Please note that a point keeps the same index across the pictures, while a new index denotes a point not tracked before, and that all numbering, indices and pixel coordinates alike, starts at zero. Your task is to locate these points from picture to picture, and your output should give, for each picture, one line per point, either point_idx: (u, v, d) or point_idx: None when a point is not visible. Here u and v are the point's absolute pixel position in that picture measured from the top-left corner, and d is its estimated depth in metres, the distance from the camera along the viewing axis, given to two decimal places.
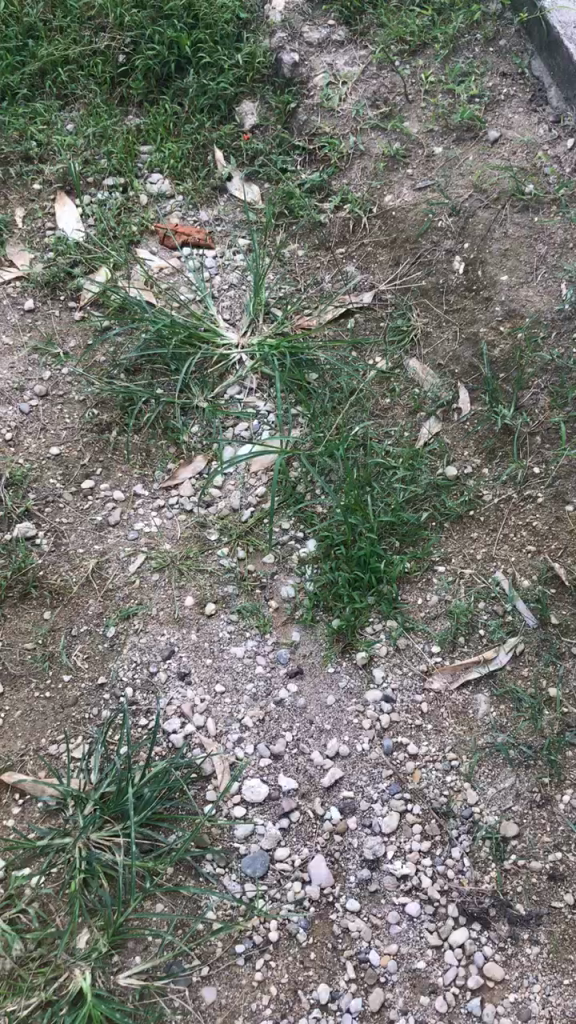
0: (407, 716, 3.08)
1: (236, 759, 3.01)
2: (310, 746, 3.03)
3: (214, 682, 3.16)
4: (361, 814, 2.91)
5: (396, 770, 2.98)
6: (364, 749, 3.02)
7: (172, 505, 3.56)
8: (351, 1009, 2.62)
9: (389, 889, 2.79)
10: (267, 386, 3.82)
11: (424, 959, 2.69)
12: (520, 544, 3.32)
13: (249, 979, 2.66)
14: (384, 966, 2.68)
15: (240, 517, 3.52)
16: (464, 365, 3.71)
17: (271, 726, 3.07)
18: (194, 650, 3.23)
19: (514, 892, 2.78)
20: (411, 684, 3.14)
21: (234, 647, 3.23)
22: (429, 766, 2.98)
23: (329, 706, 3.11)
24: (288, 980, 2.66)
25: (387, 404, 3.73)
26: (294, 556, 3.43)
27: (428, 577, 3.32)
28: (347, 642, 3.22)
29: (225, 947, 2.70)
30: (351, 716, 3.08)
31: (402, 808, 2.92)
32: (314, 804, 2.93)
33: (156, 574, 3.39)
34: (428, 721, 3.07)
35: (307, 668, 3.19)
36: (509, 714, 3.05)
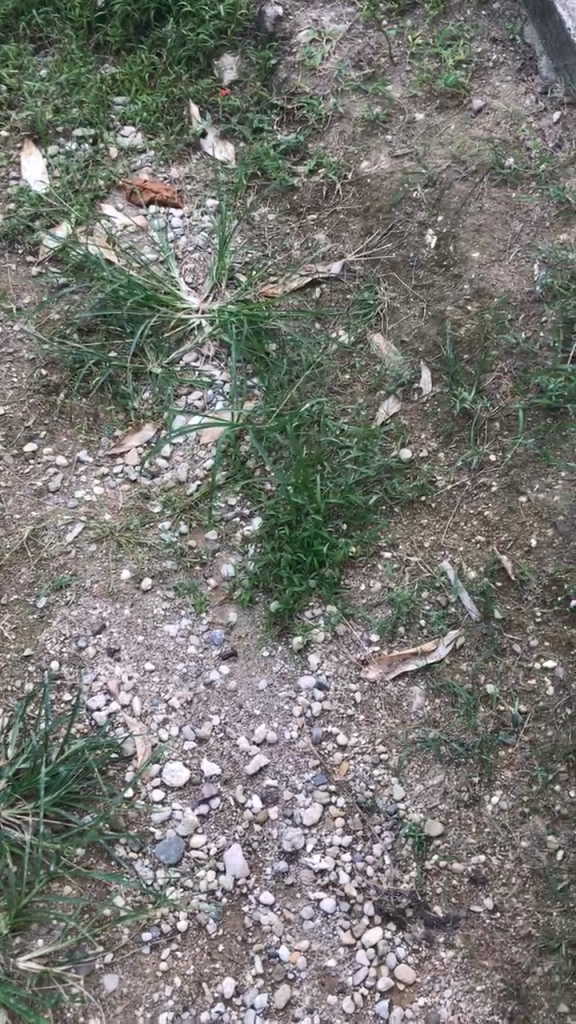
0: (340, 706, 2.98)
1: (159, 741, 2.92)
2: (237, 730, 2.94)
3: (144, 660, 3.07)
4: (283, 804, 2.83)
5: (323, 761, 2.90)
6: (292, 737, 2.93)
7: (116, 474, 3.44)
8: (255, 1003, 2.55)
9: (306, 882, 2.71)
10: (225, 355, 3.69)
11: (335, 957, 2.62)
12: (470, 533, 3.19)
13: (153, 967, 2.59)
14: (294, 963, 2.60)
15: (185, 490, 3.41)
16: (428, 343, 3.56)
17: (198, 709, 2.98)
18: (126, 626, 3.13)
19: (433, 893, 2.69)
20: (346, 672, 3.04)
21: (168, 625, 3.14)
22: (357, 759, 2.89)
23: (260, 690, 3.01)
24: (193, 970, 2.59)
25: (347, 379, 3.59)
26: (238, 533, 3.32)
27: (374, 562, 3.21)
28: (284, 627, 3.11)
29: (132, 934, 2.63)
30: (282, 703, 2.99)
31: (325, 800, 2.82)
32: (236, 792, 2.84)
33: (93, 545, 3.28)
34: (360, 711, 2.98)
35: (241, 651, 3.09)
36: (444, 709, 2.94)
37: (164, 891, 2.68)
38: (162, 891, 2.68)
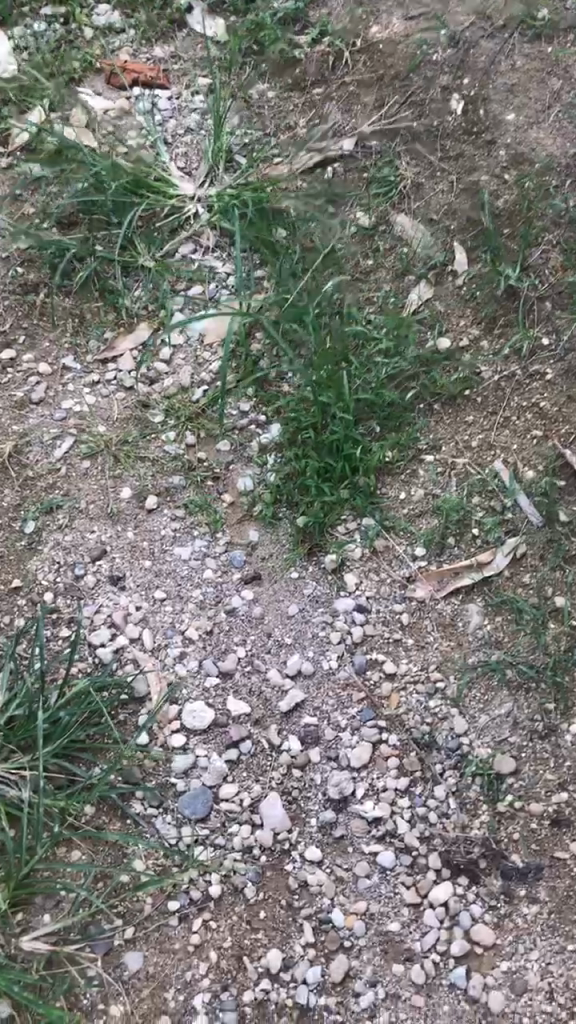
0: (384, 630, 2.56)
1: (175, 678, 2.49)
2: (267, 661, 2.52)
3: (153, 589, 2.63)
4: (326, 746, 2.41)
5: (369, 693, 2.47)
6: (332, 667, 2.51)
7: (109, 381, 2.98)
8: (306, 980, 2.14)
9: (358, 834, 2.29)
10: (227, 243, 3.23)
11: (398, 920, 2.20)
12: (524, 429, 2.75)
13: (183, 942, 2.18)
14: (351, 930, 2.19)
15: (190, 396, 2.94)
16: (461, 218, 3.10)
17: (219, 641, 2.55)
18: (130, 551, 2.69)
19: (509, 840, 2.27)
20: (389, 593, 2.62)
21: (179, 549, 2.70)
22: (408, 690, 2.47)
23: (291, 616, 2.59)
24: (230, 943, 2.18)
25: (369, 264, 3.12)
26: (254, 442, 2.86)
27: (413, 470, 2.76)
28: (313, 547, 2.68)
29: (156, 904, 2.21)
30: (316, 629, 2.57)
31: (375, 740, 2.41)
32: (269, 733, 2.41)
33: (87, 462, 2.83)
34: (409, 634, 2.56)
35: (265, 573, 2.66)
36: (507, 628, 2.52)
37: (191, 853, 2.26)
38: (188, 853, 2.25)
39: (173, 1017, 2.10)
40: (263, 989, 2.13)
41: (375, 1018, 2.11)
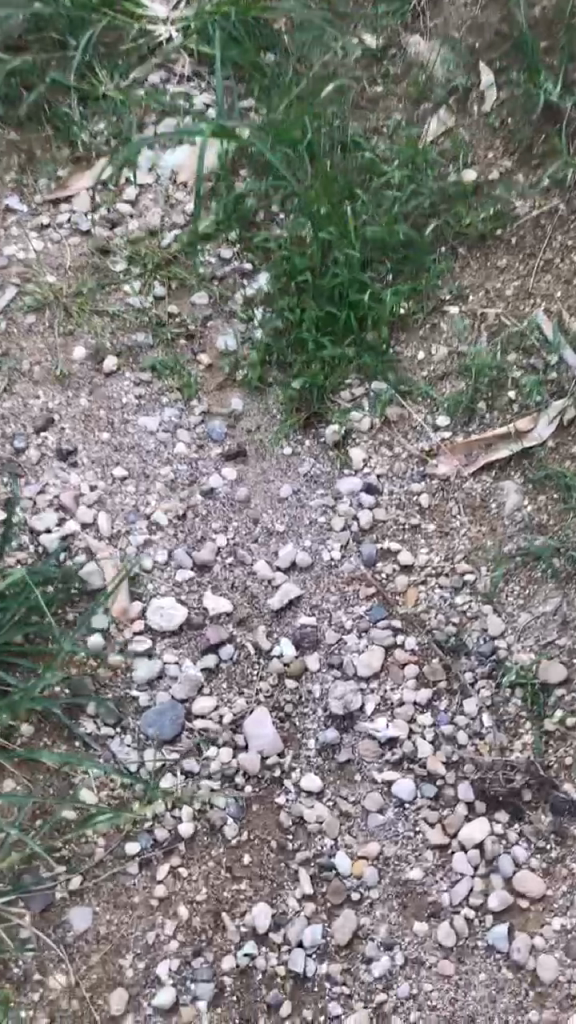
0: (399, 517, 2.04)
1: (139, 572, 1.98)
2: (253, 552, 2.02)
3: (112, 466, 2.11)
4: (327, 650, 1.92)
5: (381, 587, 1.98)
6: (334, 558, 2.01)
7: (60, 222, 2.46)
8: (302, 941, 1.65)
9: (368, 759, 1.81)
10: (207, 69, 2.68)
11: (420, 866, 1.72)
12: (571, 272, 2.23)
13: (145, 896, 1.69)
14: (360, 879, 1.71)
15: (159, 240, 2.43)
16: (488, 34, 2.49)
17: (194, 528, 2.04)
18: (83, 421, 2.17)
19: (560, 767, 1.77)
20: (406, 473, 2.09)
21: (145, 419, 2.16)
22: (430, 584, 1.97)
23: (283, 499, 2.08)
24: (206, 896, 1.69)
25: (378, 89, 2.58)
26: (237, 294, 2.34)
27: (433, 324, 2.25)
28: (311, 419, 2.16)
29: (110, 848, 1.72)
30: (315, 515, 2.06)
31: (388, 644, 1.91)
32: (256, 634, 1.93)
33: (32, 317, 2.32)
34: (430, 520, 2.04)
35: (251, 448, 2.14)
36: (552, 510, 2.00)
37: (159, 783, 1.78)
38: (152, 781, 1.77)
39: (130, 989, 1.63)
40: (249, 953, 1.64)
41: (392, 990, 1.64)
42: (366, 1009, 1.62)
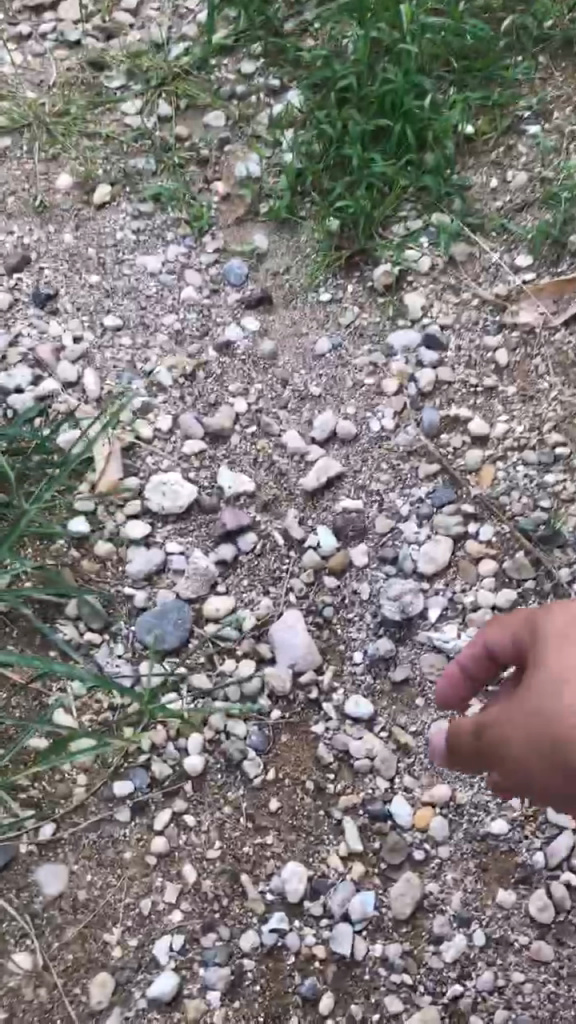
0: (469, 380, 1.59)
1: (136, 444, 1.53)
2: (281, 420, 1.56)
3: (102, 313, 1.66)
4: (377, 541, 1.48)
5: (447, 463, 1.53)
6: (385, 428, 1.55)
7: (43, 34, 1.99)
8: (349, 916, 1.23)
9: (433, 678, 1.38)
10: None
11: (505, 818, 1.29)
12: None
13: (138, 852, 1.27)
14: (425, 834, 1.29)
15: (163, 52, 1.94)
16: None
17: (205, 392, 1.58)
18: (66, 260, 1.72)
19: None
20: (477, 321, 1.64)
21: (144, 258, 1.72)
22: (511, 459, 1.53)
23: (320, 356, 1.62)
24: (219, 853, 1.27)
25: None
26: (261, 113, 1.87)
27: (510, 145, 1.78)
28: (354, 260, 1.71)
29: (93, 790, 1.30)
30: (360, 376, 1.60)
31: (457, 535, 1.47)
32: (286, 522, 1.49)
33: (6, 140, 1.86)
34: (510, 382, 1.59)
35: (278, 295, 1.68)
36: None
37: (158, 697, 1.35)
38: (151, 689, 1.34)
39: (117, 976, 1.20)
40: (277, 929, 1.22)
41: (469, 980, 1.22)
42: (435, 1006, 1.20)
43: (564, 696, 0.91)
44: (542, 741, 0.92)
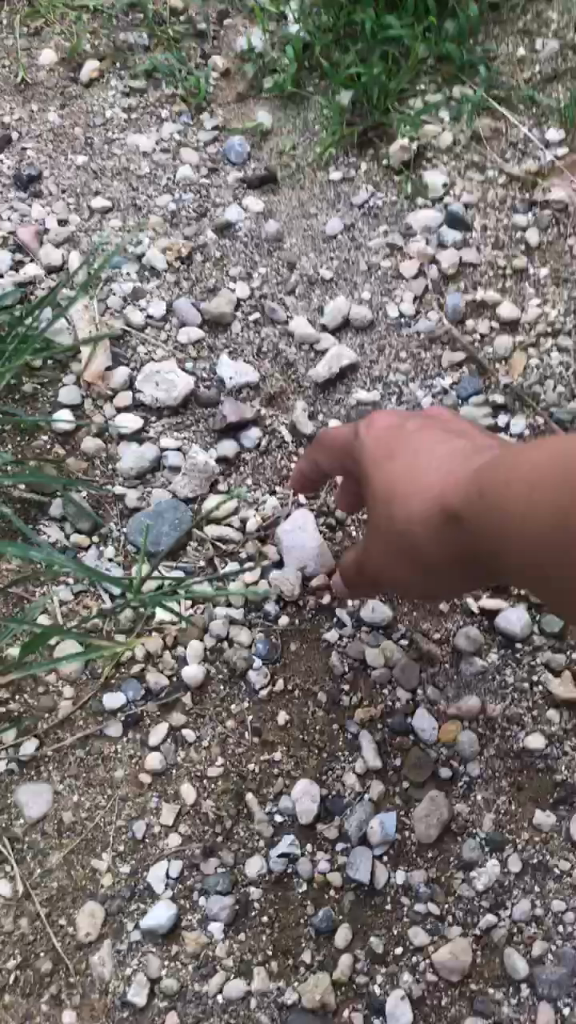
0: (496, 261, 1.44)
1: (127, 330, 1.39)
2: (288, 306, 1.41)
3: (89, 195, 1.51)
4: None
5: (473, 351, 1.37)
6: (404, 314, 1.40)
7: None
8: (370, 842, 1.09)
9: None
10: None
11: (542, 733, 1.15)
12: None
13: (132, 771, 1.14)
14: (452, 751, 1.14)
15: None
16: None
17: (204, 275, 1.44)
18: (50, 140, 1.56)
19: None
20: (504, 200, 1.49)
21: (136, 137, 1.56)
22: (544, 346, 1.37)
23: (331, 238, 1.47)
24: (222, 771, 1.13)
25: None
26: None
27: (539, 13, 1.61)
28: (367, 138, 1.55)
29: (81, 704, 1.16)
30: (376, 258, 1.45)
31: (485, 428, 1.32)
32: (293, 415, 1.33)
33: None
34: (542, 264, 1.44)
35: (283, 175, 1.53)
36: None
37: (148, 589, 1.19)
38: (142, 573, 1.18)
39: (107, 906, 1.07)
40: (287, 854, 1.09)
41: (504, 910, 1.08)
42: (466, 938, 1.06)
43: (380, 473, 1.03)
44: (384, 527, 1.02)
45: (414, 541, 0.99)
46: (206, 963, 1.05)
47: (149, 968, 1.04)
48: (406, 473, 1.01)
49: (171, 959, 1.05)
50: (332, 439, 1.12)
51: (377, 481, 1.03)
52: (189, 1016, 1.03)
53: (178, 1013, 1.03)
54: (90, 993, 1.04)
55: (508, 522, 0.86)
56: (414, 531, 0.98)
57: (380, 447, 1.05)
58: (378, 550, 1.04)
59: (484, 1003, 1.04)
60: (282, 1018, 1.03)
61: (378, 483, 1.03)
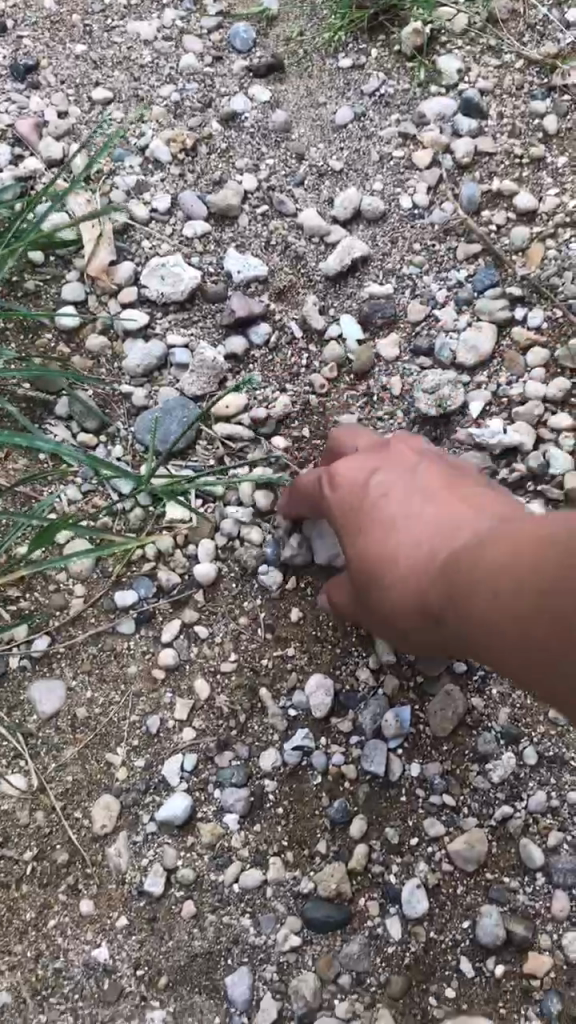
0: (513, 149, 1.38)
1: (131, 224, 1.34)
2: (297, 198, 1.37)
3: (90, 85, 1.45)
4: (409, 329, 1.29)
5: (489, 242, 1.33)
6: (417, 205, 1.36)
7: None
8: (383, 735, 1.09)
9: None
10: None
11: None
12: None
13: (145, 666, 1.13)
14: None
15: None
16: None
17: (209, 167, 1.39)
18: (47, 28, 1.49)
19: None
20: (521, 84, 1.42)
21: (137, 23, 1.49)
22: (562, 235, 1.32)
23: (341, 127, 1.42)
24: (235, 666, 1.13)
25: None
26: None
27: None
28: (378, 22, 1.48)
29: (92, 601, 1.15)
30: (388, 147, 1.40)
31: (502, 320, 1.28)
32: (304, 310, 1.30)
33: None
34: (562, 150, 1.38)
35: (291, 62, 1.47)
36: None
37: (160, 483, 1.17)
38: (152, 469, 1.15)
39: (122, 798, 1.07)
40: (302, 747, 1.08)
41: (520, 801, 1.07)
42: (482, 828, 1.06)
43: (356, 553, 1.01)
44: (370, 610, 1.00)
45: (401, 617, 0.94)
46: (221, 854, 1.05)
47: (166, 858, 1.04)
48: (376, 557, 0.98)
49: (187, 850, 1.05)
50: (301, 489, 1.11)
51: (356, 561, 1.00)
52: (206, 904, 1.03)
53: (195, 901, 1.03)
54: (107, 882, 1.04)
55: (466, 612, 0.81)
56: (394, 606, 0.95)
57: (350, 521, 1.04)
58: (370, 617, 1.01)
59: (500, 892, 1.04)
60: (299, 905, 1.03)
61: (355, 553, 1.01)
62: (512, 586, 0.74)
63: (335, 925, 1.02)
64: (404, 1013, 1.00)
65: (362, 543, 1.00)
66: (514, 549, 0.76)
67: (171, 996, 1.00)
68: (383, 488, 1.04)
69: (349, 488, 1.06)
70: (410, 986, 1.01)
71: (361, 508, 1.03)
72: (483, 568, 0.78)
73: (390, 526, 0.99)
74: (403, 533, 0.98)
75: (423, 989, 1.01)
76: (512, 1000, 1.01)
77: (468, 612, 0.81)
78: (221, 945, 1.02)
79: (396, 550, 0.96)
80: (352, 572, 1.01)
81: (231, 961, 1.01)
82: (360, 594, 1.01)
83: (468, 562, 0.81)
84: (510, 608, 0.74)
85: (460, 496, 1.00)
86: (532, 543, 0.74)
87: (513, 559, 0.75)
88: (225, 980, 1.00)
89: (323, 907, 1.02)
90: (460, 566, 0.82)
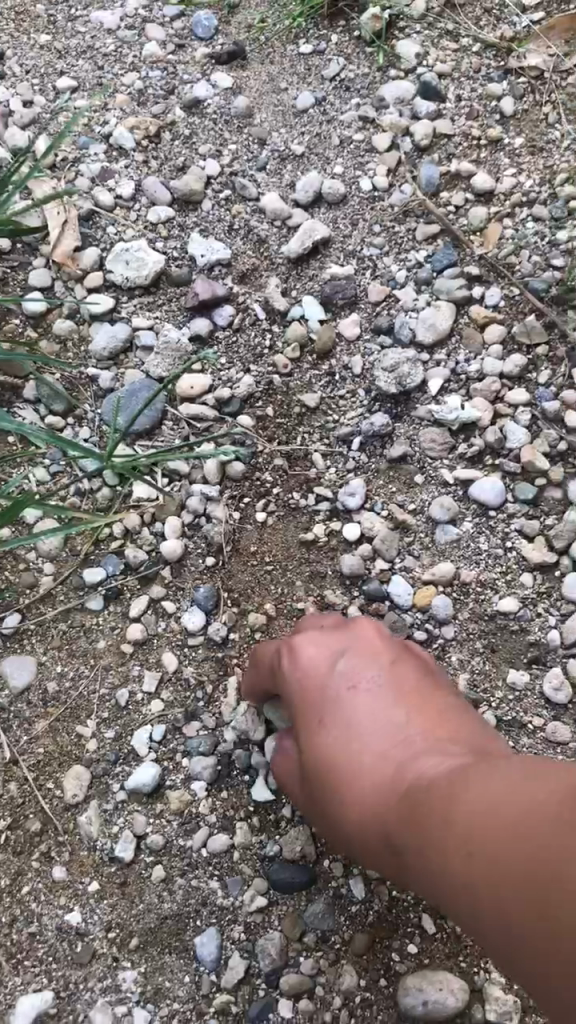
0: (471, 131, 1.41)
1: (96, 211, 1.37)
2: (259, 183, 1.39)
3: (54, 74, 1.47)
4: (370, 310, 1.32)
5: (447, 222, 1.36)
6: (377, 187, 1.38)
7: None
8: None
9: (435, 451, 1.23)
10: None
11: (516, 596, 1.17)
12: None
13: (114, 641, 1.16)
14: (427, 612, 1.17)
15: None
16: None
17: (173, 153, 1.41)
18: (13, 20, 1.52)
19: None
20: (479, 66, 1.45)
21: (100, 12, 1.51)
22: (519, 214, 1.35)
23: (302, 112, 1.44)
24: (202, 639, 1.16)
25: None
26: None
27: None
28: (338, 8, 1.51)
29: (62, 579, 1.18)
30: (348, 131, 1.42)
31: (460, 298, 1.31)
32: (266, 292, 1.33)
33: None
34: (519, 131, 1.40)
35: (252, 49, 1.49)
36: None
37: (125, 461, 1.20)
38: (116, 443, 1.16)
39: (93, 769, 1.10)
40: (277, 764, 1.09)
41: None
42: None
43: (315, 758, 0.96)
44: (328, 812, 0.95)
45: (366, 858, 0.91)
46: (190, 820, 1.08)
47: (135, 825, 1.08)
48: (339, 765, 0.93)
49: (156, 816, 1.09)
50: (259, 673, 1.06)
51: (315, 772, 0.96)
52: (175, 869, 1.07)
53: (164, 866, 1.07)
54: (79, 849, 1.08)
55: (449, 885, 0.75)
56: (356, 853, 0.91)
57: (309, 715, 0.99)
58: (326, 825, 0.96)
59: None
60: (265, 868, 1.06)
61: (315, 751, 0.96)
62: (511, 886, 0.68)
63: (300, 885, 1.05)
64: (368, 968, 1.03)
65: (321, 745, 0.96)
66: (498, 824, 0.72)
67: (142, 956, 1.03)
68: (347, 677, 0.99)
69: (314, 668, 1.01)
70: (374, 942, 1.04)
71: (323, 694, 0.99)
72: (468, 848, 0.74)
73: (359, 733, 0.94)
74: (376, 740, 0.93)
75: (386, 945, 1.04)
76: (472, 955, 1.03)
77: (459, 860, 0.74)
78: (190, 907, 1.05)
79: (357, 772, 0.92)
80: (311, 776, 0.97)
81: (200, 922, 1.05)
82: (317, 793, 0.96)
83: (454, 823, 0.76)
84: (501, 909, 0.69)
85: (442, 709, 0.96)
86: (521, 824, 0.70)
87: (495, 852, 0.71)
88: (193, 940, 1.04)
89: (288, 868, 1.06)
90: (445, 825, 0.78)
